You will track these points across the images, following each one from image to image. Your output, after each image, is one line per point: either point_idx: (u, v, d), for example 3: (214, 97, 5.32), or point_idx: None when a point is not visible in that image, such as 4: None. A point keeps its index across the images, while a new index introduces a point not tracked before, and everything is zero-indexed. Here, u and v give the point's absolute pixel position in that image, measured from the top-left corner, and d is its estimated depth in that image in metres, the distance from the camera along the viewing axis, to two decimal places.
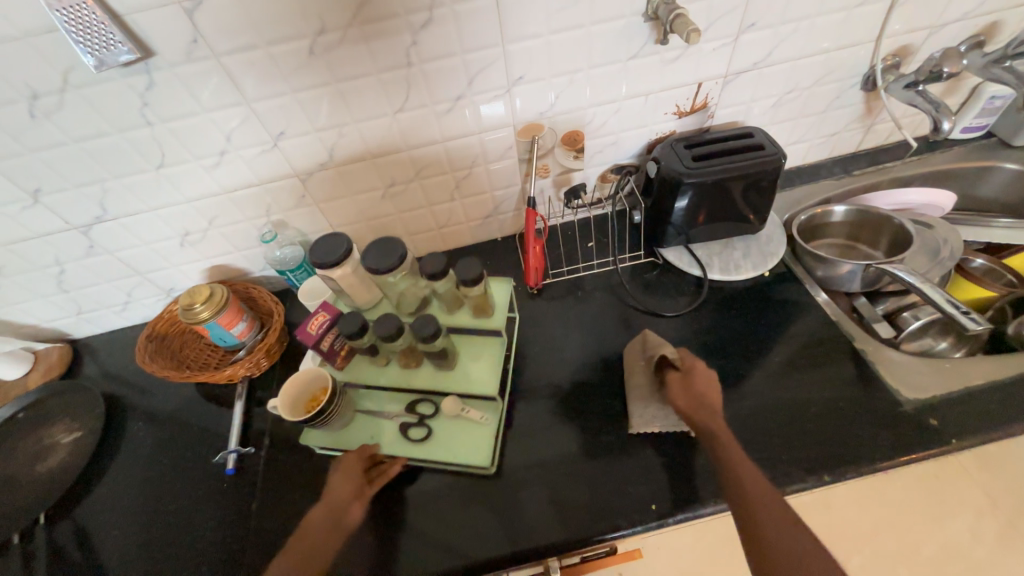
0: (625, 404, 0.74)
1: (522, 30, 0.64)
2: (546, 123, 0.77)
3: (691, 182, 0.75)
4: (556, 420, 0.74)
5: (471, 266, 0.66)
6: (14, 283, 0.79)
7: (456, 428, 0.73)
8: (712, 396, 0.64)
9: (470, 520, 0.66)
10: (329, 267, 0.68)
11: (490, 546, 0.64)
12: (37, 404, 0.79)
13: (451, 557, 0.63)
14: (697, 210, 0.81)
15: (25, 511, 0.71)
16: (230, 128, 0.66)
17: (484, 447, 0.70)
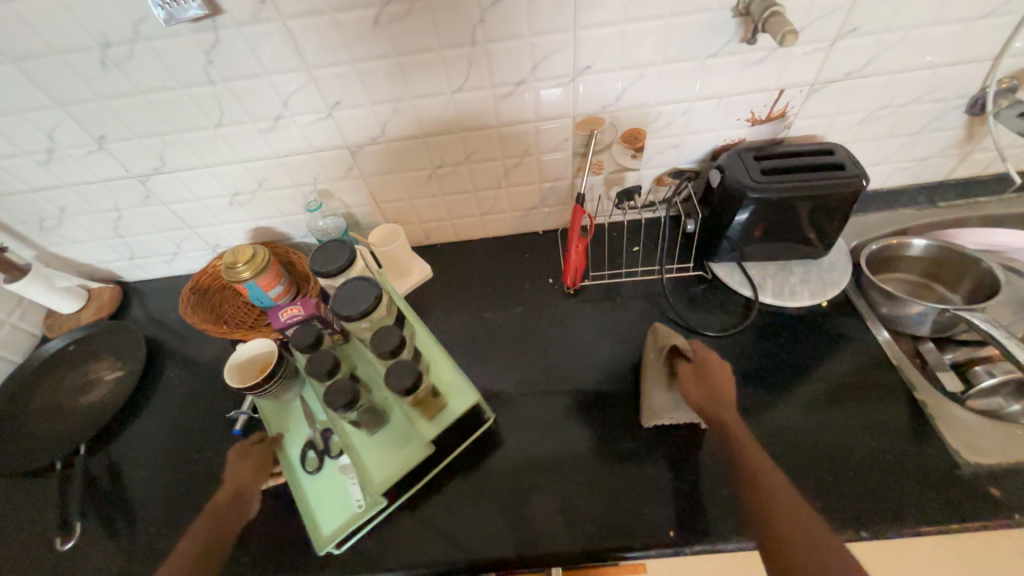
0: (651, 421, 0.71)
1: (598, 15, 0.60)
2: (607, 117, 0.73)
3: (755, 197, 0.69)
4: (576, 430, 0.72)
5: (404, 375, 0.59)
6: (76, 223, 0.82)
7: (337, 488, 0.67)
8: (724, 389, 0.68)
9: (476, 517, 0.65)
10: (331, 275, 0.68)
11: (496, 545, 0.63)
12: (85, 340, 0.85)
13: (457, 549, 0.63)
14: (758, 227, 0.75)
15: (67, 439, 0.75)
16: (288, 93, 0.65)
17: (336, 527, 0.64)
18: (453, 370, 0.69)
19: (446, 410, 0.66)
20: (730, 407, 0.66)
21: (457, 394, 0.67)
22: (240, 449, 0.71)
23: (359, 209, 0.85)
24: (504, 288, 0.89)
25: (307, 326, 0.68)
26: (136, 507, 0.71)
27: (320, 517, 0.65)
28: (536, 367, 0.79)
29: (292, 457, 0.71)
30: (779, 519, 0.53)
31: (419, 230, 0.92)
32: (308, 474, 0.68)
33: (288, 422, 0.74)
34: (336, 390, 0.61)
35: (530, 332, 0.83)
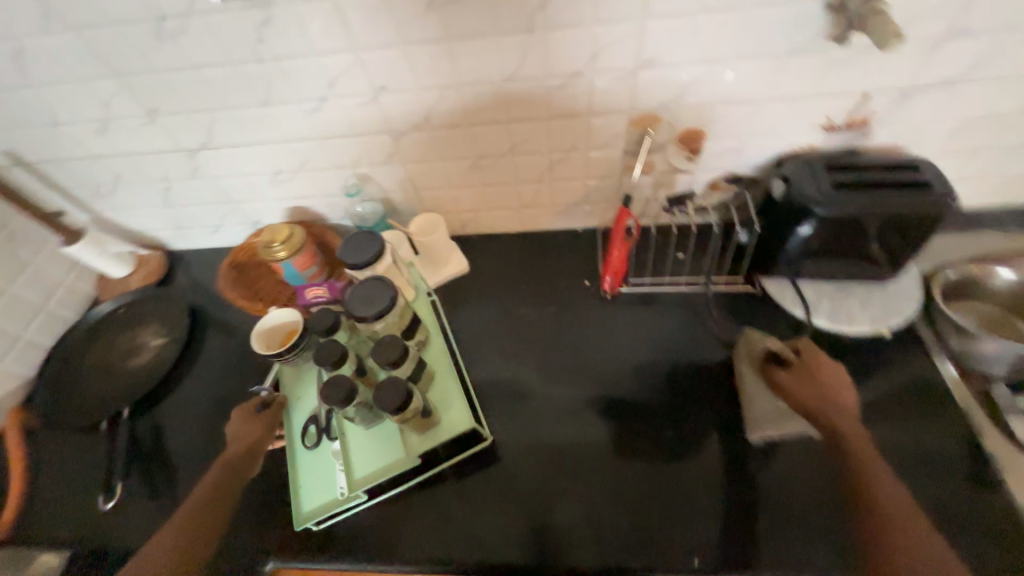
0: (683, 433, 0.68)
1: (669, 4, 0.54)
2: (665, 115, 0.67)
3: (821, 212, 0.63)
4: (603, 441, 0.69)
5: (394, 392, 0.53)
6: (127, 191, 0.85)
7: (325, 468, 0.63)
8: (833, 387, 0.61)
9: (498, 515, 0.65)
10: (358, 268, 0.64)
11: (514, 547, 0.62)
12: (132, 305, 0.88)
13: (476, 546, 0.63)
14: (821, 244, 0.69)
15: (115, 400, 0.79)
16: (335, 74, 0.63)
17: (316, 506, 0.61)
18: (457, 387, 0.64)
19: (440, 427, 0.61)
20: (843, 406, 0.59)
21: (454, 415, 0.62)
22: (241, 415, 0.68)
23: (397, 194, 0.83)
24: (538, 286, 0.86)
25: (320, 311, 0.63)
26: (169, 475, 0.73)
27: (302, 493, 0.62)
28: (565, 372, 0.76)
29: (291, 425, 0.68)
30: (893, 527, 0.47)
31: (456, 220, 0.89)
32: (302, 446, 0.65)
33: (301, 388, 0.71)
34: (335, 385, 0.56)
35: (561, 335, 0.80)
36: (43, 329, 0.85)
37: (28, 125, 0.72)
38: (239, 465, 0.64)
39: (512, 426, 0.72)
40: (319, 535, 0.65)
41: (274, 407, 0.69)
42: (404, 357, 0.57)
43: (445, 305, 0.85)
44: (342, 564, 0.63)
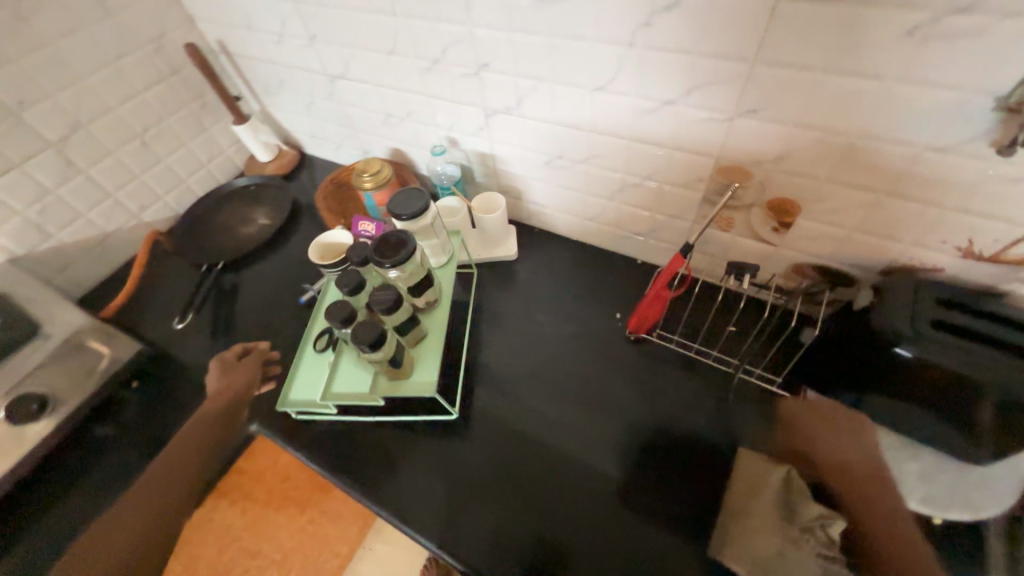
0: (674, 515, 0.62)
1: (789, 54, 0.48)
2: (758, 173, 0.60)
3: (904, 351, 0.51)
4: (589, 474, 0.66)
5: (371, 332, 0.58)
6: (285, 96, 1.03)
7: (314, 372, 0.73)
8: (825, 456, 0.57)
9: (466, 496, 0.66)
10: (399, 218, 0.69)
11: (469, 531, 0.63)
12: (260, 186, 1.09)
13: (436, 511, 0.65)
14: (892, 386, 0.56)
15: (218, 253, 0.99)
16: (449, 43, 0.68)
17: (296, 398, 0.71)
18: (435, 355, 0.68)
19: (407, 382, 0.67)
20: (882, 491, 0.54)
21: (426, 376, 0.67)
22: (218, 366, 0.77)
23: (477, 166, 0.87)
24: (573, 298, 0.84)
25: (357, 244, 0.69)
26: (226, 325, 0.90)
27: (291, 383, 0.72)
28: (577, 388, 0.74)
29: (308, 326, 0.78)
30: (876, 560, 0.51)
31: (524, 207, 0.91)
32: (307, 346, 0.74)
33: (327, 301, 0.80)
34: (335, 308, 0.62)
35: (570, 353, 0.78)
36: (201, 182, 1.09)
37: (234, 25, 0.92)
38: (219, 412, 0.72)
39: (511, 415, 0.73)
40: (292, 422, 0.75)
41: (252, 356, 0.80)
42: (395, 310, 0.61)
43: (480, 279, 0.89)
44: (300, 456, 0.72)
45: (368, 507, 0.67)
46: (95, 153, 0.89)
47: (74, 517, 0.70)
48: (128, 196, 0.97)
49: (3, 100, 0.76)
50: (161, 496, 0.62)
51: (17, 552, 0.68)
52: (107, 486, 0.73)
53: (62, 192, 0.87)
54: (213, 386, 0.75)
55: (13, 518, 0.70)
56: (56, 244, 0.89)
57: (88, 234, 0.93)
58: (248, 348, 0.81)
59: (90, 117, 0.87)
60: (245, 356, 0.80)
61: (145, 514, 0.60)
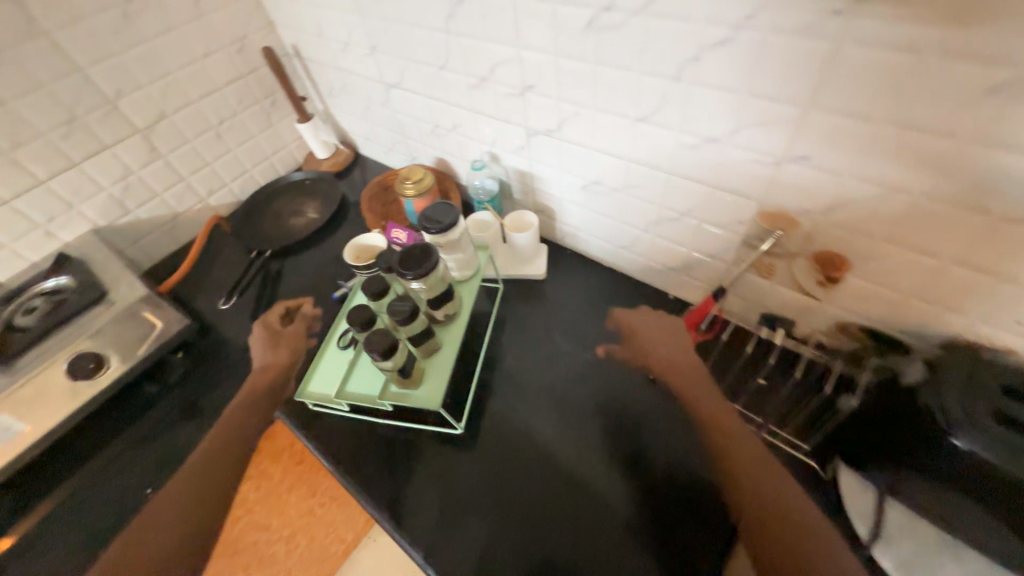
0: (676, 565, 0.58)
1: (849, 101, 0.44)
2: (806, 222, 0.56)
3: (959, 442, 0.45)
4: (593, 514, 0.63)
5: (381, 341, 0.59)
6: (346, 99, 1.08)
7: (332, 366, 0.75)
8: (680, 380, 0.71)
9: (467, 507, 0.66)
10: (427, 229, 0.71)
11: (465, 541, 0.63)
12: (315, 181, 1.16)
13: (436, 515, 0.66)
14: (942, 480, 0.49)
15: (269, 241, 1.06)
16: (497, 62, 0.69)
17: (314, 389, 0.73)
18: (445, 370, 0.69)
19: (413, 393, 0.68)
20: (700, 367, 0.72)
21: (433, 391, 0.68)
22: (261, 329, 0.90)
23: (516, 182, 0.88)
24: (596, 325, 0.82)
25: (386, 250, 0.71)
26: (265, 309, 0.96)
27: (311, 374, 0.74)
28: (594, 415, 0.72)
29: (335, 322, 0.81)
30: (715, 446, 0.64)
31: (558, 227, 0.90)
32: (329, 341, 0.77)
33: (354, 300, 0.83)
34: (355, 310, 0.65)
35: (582, 382, 0.76)
36: (263, 173, 1.17)
37: (307, 32, 0.98)
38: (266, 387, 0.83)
39: (523, 433, 0.72)
40: (308, 411, 0.78)
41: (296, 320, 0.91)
42: (410, 322, 0.63)
43: (505, 295, 0.89)
44: (310, 445, 0.75)
45: (368, 512, 0.68)
46: (174, 140, 0.99)
47: (112, 468, 0.78)
48: (199, 181, 1.06)
49: (104, 89, 0.86)
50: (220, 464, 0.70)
51: (60, 492, 0.75)
52: (143, 445, 0.80)
53: (142, 173, 0.96)
54: (260, 350, 0.87)
55: (63, 460, 0.78)
56: (133, 219, 0.99)
57: (161, 213, 1.03)
58: (291, 314, 0.93)
59: (173, 108, 0.96)
60: (288, 321, 0.92)
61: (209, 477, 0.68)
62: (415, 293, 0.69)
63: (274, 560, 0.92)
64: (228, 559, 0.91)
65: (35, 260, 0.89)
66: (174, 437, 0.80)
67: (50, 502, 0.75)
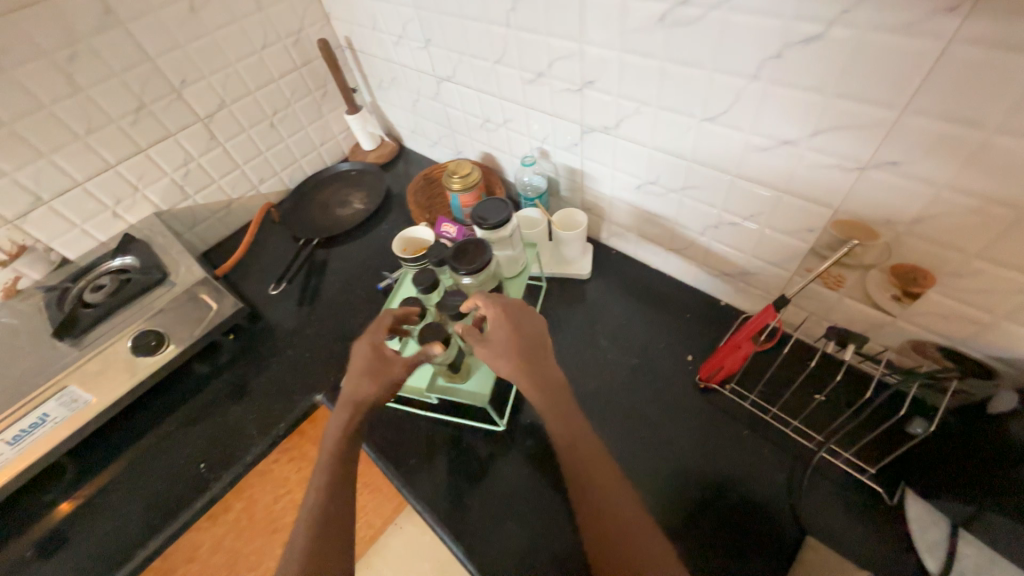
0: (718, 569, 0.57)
1: (952, 104, 0.41)
2: (884, 234, 0.53)
3: None
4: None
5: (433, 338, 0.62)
6: (396, 93, 1.09)
7: None
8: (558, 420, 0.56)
9: (506, 496, 0.66)
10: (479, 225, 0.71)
11: (502, 530, 0.64)
12: (362, 172, 1.19)
13: (476, 500, 0.67)
14: None
15: (317, 230, 1.09)
16: (557, 56, 0.68)
17: None
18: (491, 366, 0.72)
19: (461, 386, 0.71)
20: (552, 367, 0.60)
21: (479, 386, 0.71)
22: (361, 353, 0.61)
23: (565, 180, 0.86)
24: (642, 329, 0.80)
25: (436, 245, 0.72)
26: (312, 296, 0.98)
27: None
28: (638, 415, 0.71)
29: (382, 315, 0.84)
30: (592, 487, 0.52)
31: (605, 227, 0.89)
32: None
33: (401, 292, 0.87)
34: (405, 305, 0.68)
35: (627, 387, 0.74)
36: (311, 163, 1.20)
37: (362, 25, 0.99)
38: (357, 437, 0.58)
39: None
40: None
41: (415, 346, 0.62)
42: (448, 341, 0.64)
43: (549, 295, 0.87)
44: None
45: (409, 503, 0.68)
46: (232, 129, 1.02)
47: (165, 441, 0.81)
48: (252, 169, 1.09)
49: (170, 78, 0.90)
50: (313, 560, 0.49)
51: (120, 461, 0.79)
52: (194, 421, 0.83)
53: (202, 160, 1.00)
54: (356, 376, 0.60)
55: (125, 430, 0.83)
56: (191, 204, 1.03)
57: (216, 199, 1.06)
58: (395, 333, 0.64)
59: (232, 98, 0.99)
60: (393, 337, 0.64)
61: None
62: (467, 287, 0.70)
63: None
64: None
65: (102, 239, 0.94)
66: (224, 415, 0.83)
67: (109, 469, 0.79)
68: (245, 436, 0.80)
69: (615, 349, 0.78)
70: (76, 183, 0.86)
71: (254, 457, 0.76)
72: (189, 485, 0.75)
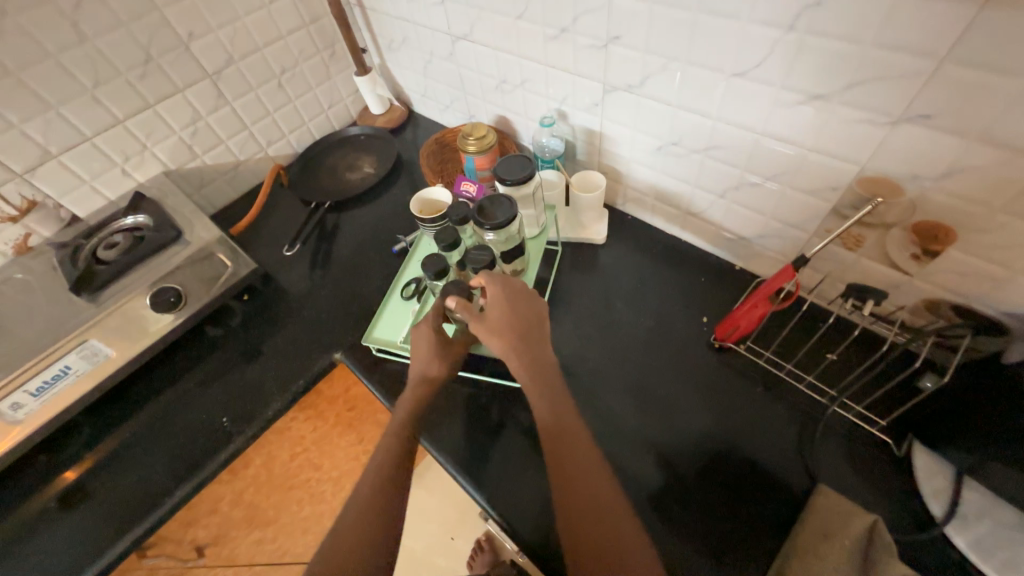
0: (730, 511, 0.60)
1: (994, 52, 0.41)
2: (910, 190, 0.53)
3: None
4: (629, 485, 0.63)
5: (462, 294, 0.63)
6: (407, 53, 1.07)
7: (402, 316, 0.81)
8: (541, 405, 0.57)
9: (525, 447, 0.69)
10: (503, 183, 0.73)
11: (522, 478, 0.66)
12: (371, 136, 1.17)
13: (495, 450, 0.69)
14: None
15: (327, 193, 1.08)
16: (583, 10, 0.66)
17: (387, 336, 0.79)
18: None
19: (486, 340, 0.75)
20: (545, 349, 0.61)
21: None
22: (423, 334, 0.64)
23: (582, 143, 0.86)
24: (657, 291, 0.81)
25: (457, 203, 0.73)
26: (324, 259, 0.98)
27: (383, 322, 0.81)
28: (653, 373, 0.72)
29: (400, 278, 0.86)
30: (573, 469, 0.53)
31: (621, 192, 0.89)
32: (399, 294, 0.83)
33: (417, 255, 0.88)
34: (432, 262, 0.69)
35: (643, 347, 0.75)
36: (319, 126, 1.18)
37: None
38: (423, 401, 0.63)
39: (582, 386, 0.72)
40: (371, 357, 0.81)
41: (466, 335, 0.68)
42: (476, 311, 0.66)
43: (564, 258, 0.88)
44: (373, 388, 0.78)
45: (430, 453, 0.71)
46: (240, 87, 0.99)
47: (184, 398, 0.82)
48: (260, 130, 1.07)
49: (177, 30, 0.87)
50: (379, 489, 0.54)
51: (140, 417, 0.80)
52: (212, 378, 0.84)
53: (210, 119, 0.98)
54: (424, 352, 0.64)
55: (144, 388, 0.83)
56: (200, 164, 1.01)
57: (225, 160, 1.05)
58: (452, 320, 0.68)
59: (241, 54, 0.96)
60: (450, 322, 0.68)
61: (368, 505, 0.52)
62: (490, 243, 0.72)
63: (322, 497, 0.94)
64: (284, 494, 0.91)
65: (111, 198, 0.93)
66: (241, 373, 0.84)
67: (129, 424, 0.80)
68: (264, 392, 0.80)
69: (630, 311, 0.79)
70: (84, 138, 0.84)
71: (275, 411, 0.78)
72: (211, 438, 0.76)
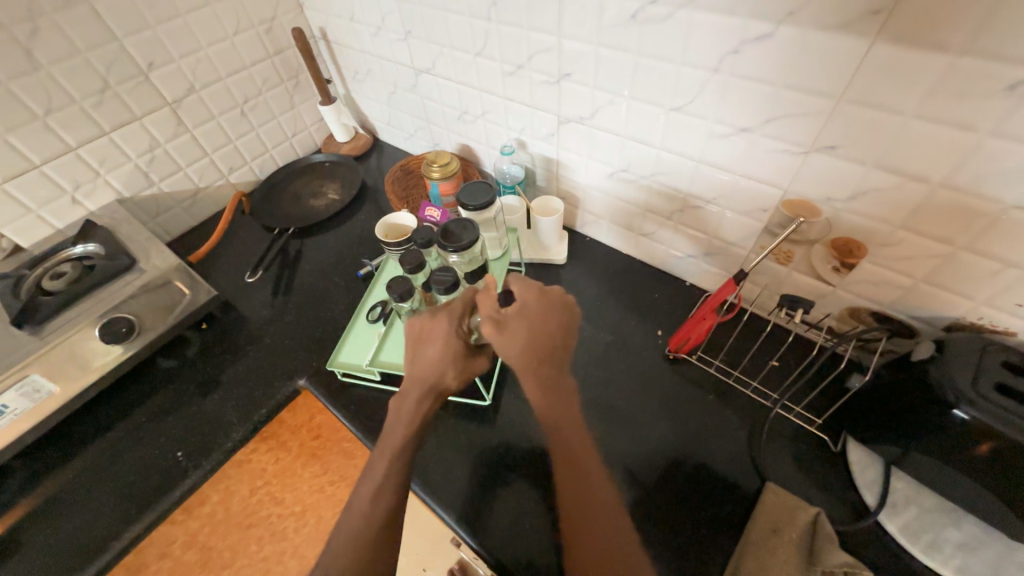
0: (689, 516, 0.62)
1: (878, 96, 0.48)
2: (825, 211, 0.60)
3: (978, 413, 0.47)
4: None
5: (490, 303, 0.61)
6: (372, 85, 1.11)
7: (369, 338, 0.81)
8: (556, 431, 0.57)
9: (494, 465, 0.70)
10: (467, 209, 0.76)
11: (491, 497, 0.67)
12: (335, 163, 1.19)
13: (467, 469, 0.70)
14: (967, 441, 0.49)
15: (291, 220, 1.08)
16: (537, 50, 0.72)
17: (353, 360, 0.79)
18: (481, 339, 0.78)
19: None
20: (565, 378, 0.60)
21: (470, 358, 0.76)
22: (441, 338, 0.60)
23: (540, 170, 0.91)
24: (615, 308, 0.85)
25: (421, 228, 0.75)
26: (286, 286, 0.97)
27: (347, 346, 0.81)
28: (613, 386, 0.76)
29: (364, 302, 0.86)
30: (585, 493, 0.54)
31: (579, 215, 0.94)
32: (365, 317, 0.83)
33: (381, 278, 0.89)
34: (397, 284, 0.71)
35: (604, 361, 0.79)
36: (283, 153, 1.19)
37: (338, 16, 1.00)
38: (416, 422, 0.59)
39: None
40: (336, 381, 0.80)
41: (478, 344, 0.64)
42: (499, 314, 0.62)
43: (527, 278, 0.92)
44: (339, 413, 0.77)
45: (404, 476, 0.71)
46: (201, 115, 0.99)
47: (133, 434, 0.78)
48: (221, 158, 1.07)
49: (138, 60, 0.87)
50: (364, 518, 0.53)
51: (83, 457, 0.76)
52: (165, 412, 0.80)
53: (169, 146, 0.97)
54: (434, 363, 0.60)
55: (87, 425, 0.79)
56: (156, 191, 0.99)
57: (183, 187, 1.03)
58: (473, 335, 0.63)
59: (203, 84, 0.97)
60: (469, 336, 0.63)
61: (356, 534, 0.52)
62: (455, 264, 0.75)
63: None
64: None
65: (59, 227, 0.89)
66: (198, 404, 0.81)
67: (72, 465, 0.75)
68: (224, 422, 0.78)
69: (590, 327, 0.83)
70: (32, 165, 0.82)
71: (236, 441, 0.76)
72: (166, 475, 0.73)
